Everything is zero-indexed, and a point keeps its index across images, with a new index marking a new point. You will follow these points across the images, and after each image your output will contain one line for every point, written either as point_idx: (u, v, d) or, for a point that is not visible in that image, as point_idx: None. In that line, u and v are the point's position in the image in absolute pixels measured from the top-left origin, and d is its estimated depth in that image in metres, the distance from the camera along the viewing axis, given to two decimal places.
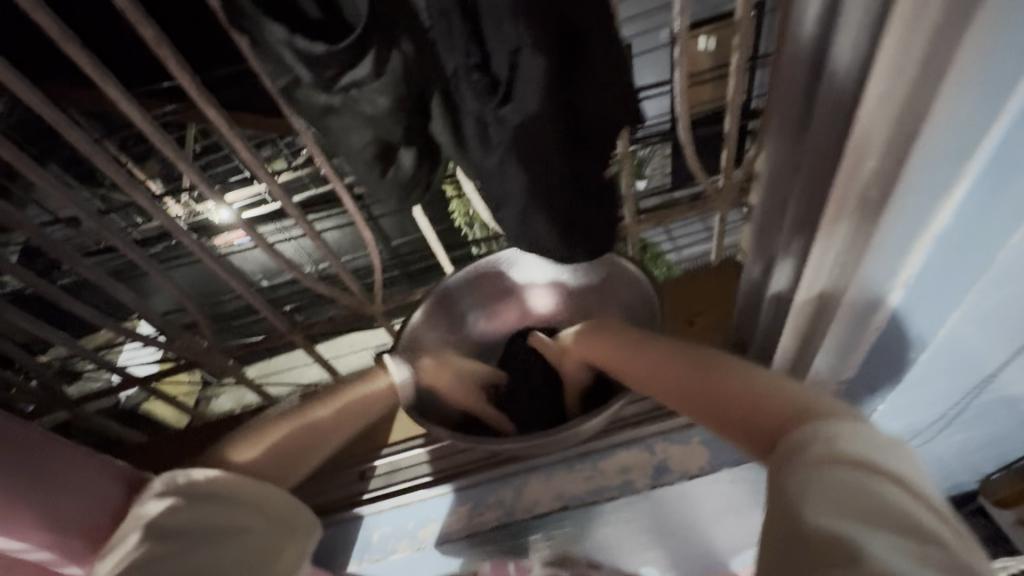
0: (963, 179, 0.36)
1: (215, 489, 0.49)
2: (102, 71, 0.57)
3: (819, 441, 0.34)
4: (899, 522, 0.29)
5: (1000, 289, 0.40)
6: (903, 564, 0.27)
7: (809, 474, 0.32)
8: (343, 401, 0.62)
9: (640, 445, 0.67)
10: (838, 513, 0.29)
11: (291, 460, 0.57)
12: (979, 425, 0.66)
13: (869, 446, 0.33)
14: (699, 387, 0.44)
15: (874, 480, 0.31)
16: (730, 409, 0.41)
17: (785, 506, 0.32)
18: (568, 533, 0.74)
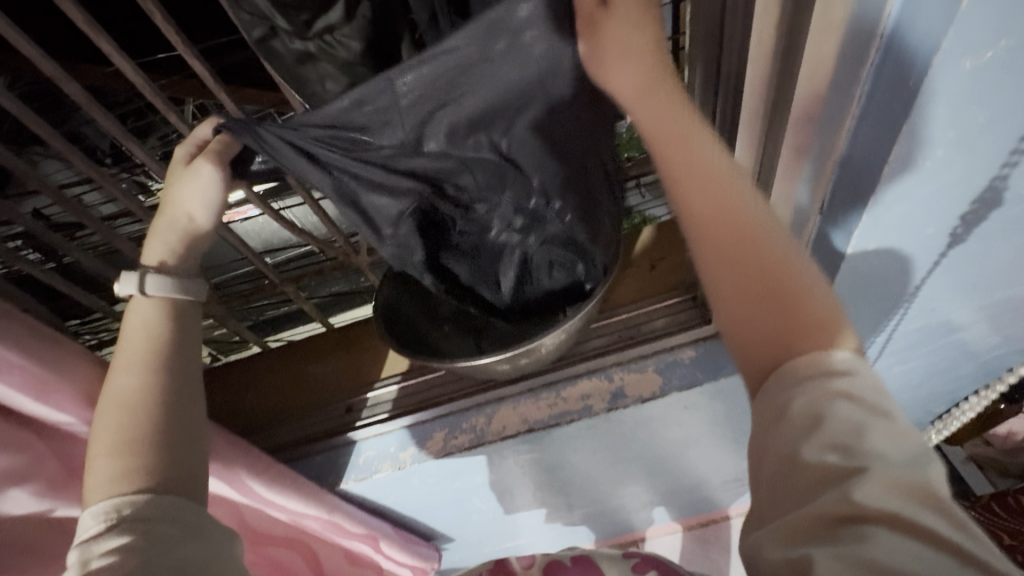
0: (853, 104, 0.41)
1: (150, 508, 0.41)
2: (94, 24, 0.61)
3: (822, 371, 0.32)
4: (890, 459, 0.28)
5: (887, 211, 0.45)
6: (893, 505, 0.27)
7: (802, 403, 0.31)
8: (124, 356, 0.49)
9: (599, 373, 0.74)
10: (832, 449, 0.29)
11: (180, 419, 0.47)
12: (912, 354, 0.72)
13: (865, 382, 0.32)
14: (760, 268, 0.35)
15: (870, 415, 0.30)
16: (778, 319, 0.34)
17: (776, 434, 0.31)
18: (540, 458, 0.82)
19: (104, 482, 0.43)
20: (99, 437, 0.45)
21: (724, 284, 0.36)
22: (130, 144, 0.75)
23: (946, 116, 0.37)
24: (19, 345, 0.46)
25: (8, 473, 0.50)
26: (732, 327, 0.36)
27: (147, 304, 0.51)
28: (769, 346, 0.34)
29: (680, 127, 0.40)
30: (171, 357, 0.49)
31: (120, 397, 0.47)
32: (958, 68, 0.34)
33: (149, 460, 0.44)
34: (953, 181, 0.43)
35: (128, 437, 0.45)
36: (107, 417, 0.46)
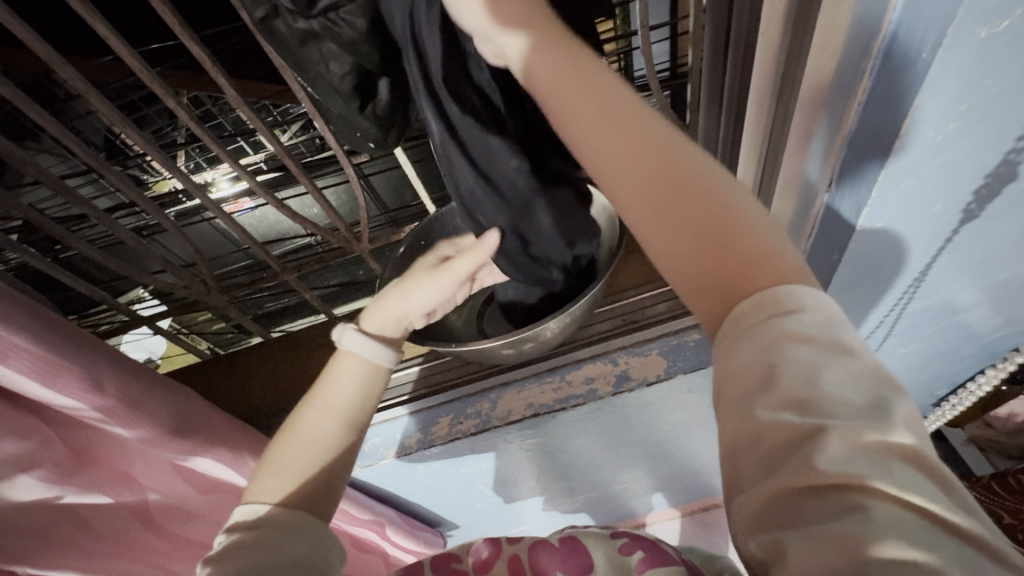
0: (863, 78, 0.40)
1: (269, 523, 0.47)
2: (88, 7, 0.59)
3: (769, 311, 0.31)
4: (845, 406, 0.27)
5: (894, 182, 0.44)
6: (860, 465, 0.25)
7: (752, 355, 0.30)
8: (322, 396, 0.52)
9: (603, 357, 0.74)
10: (789, 407, 0.28)
11: (334, 477, 0.51)
12: (914, 336, 0.72)
13: (814, 319, 0.30)
14: (689, 214, 0.34)
15: (829, 357, 0.29)
16: (724, 272, 0.33)
17: (732, 396, 0.30)
18: (544, 442, 0.82)
19: (260, 492, 0.49)
20: (273, 462, 0.51)
21: (662, 244, 0.35)
22: (129, 131, 0.73)
23: (956, 90, 0.37)
24: (23, 328, 0.46)
25: (14, 459, 0.49)
26: (677, 283, 0.35)
27: (354, 363, 0.53)
28: (721, 293, 0.33)
29: (587, 83, 0.38)
30: (352, 421, 0.52)
31: (303, 429, 0.51)
32: (971, 39, 0.33)
33: (303, 490, 0.50)
34: (963, 155, 0.43)
35: (299, 470, 0.50)
36: (293, 447, 0.51)
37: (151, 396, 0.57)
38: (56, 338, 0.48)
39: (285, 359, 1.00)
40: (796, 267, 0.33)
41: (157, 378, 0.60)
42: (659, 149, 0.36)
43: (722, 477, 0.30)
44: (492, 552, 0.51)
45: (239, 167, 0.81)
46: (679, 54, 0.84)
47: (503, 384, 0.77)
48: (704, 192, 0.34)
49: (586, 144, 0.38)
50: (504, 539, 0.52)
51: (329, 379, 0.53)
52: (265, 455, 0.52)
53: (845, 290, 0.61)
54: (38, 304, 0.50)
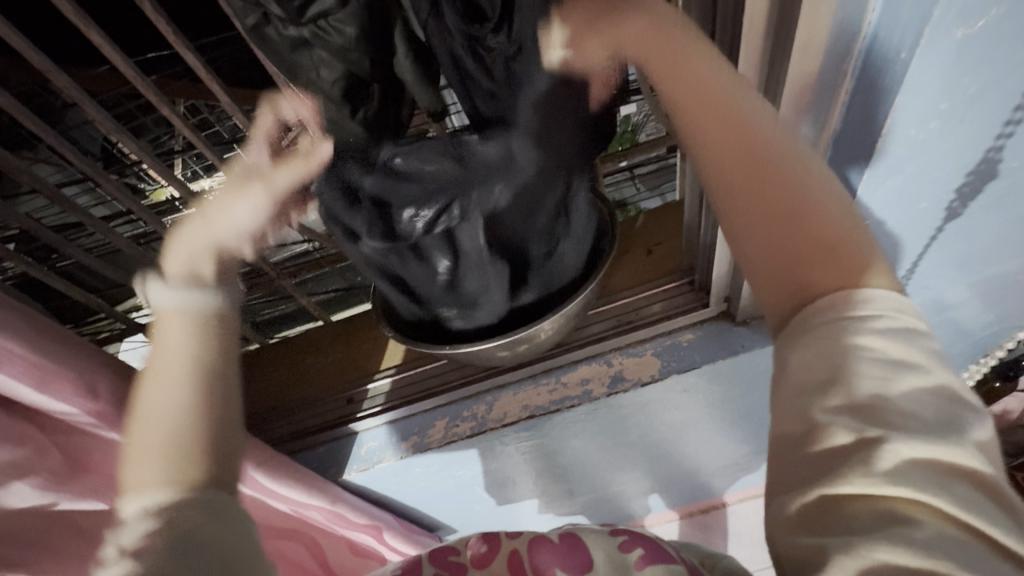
0: (846, 80, 0.40)
1: (176, 502, 0.40)
2: (83, 15, 0.60)
3: (849, 310, 0.32)
4: (915, 412, 0.28)
5: (886, 178, 0.45)
6: (918, 478, 0.26)
7: (817, 352, 0.31)
8: (159, 364, 0.46)
9: (599, 358, 0.75)
10: (851, 410, 0.29)
11: (213, 440, 0.44)
12: None
13: (891, 328, 0.31)
14: (783, 199, 0.36)
15: (898, 369, 0.29)
16: (802, 261, 0.35)
17: (789, 395, 0.31)
18: (541, 445, 0.82)
19: (140, 482, 0.42)
20: (134, 447, 0.44)
21: (751, 223, 0.37)
22: (124, 138, 0.74)
23: (938, 88, 0.38)
24: (18, 334, 0.46)
25: (10, 466, 0.50)
26: (756, 263, 0.37)
27: (178, 312, 0.47)
28: (797, 281, 0.35)
29: (692, 67, 0.40)
30: (197, 373, 0.45)
31: (145, 402, 0.45)
32: (950, 38, 0.34)
33: (181, 458, 0.43)
34: (947, 153, 0.43)
35: (168, 445, 0.43)
36: (144, 424, 0.44)
37: None
38: (49, 344, 0.49)
39: (280, 364, 1.01)
40: (878, 270, 0.34)
41: None
42: (762, 133, 0.37)
43: (766, 477, 0.31)
44: (491, 546, 0.51)
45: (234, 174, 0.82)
46: None
47: (499, 387, 0.78)
48: (797, 180, 0.36)
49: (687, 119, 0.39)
50: (503, 534, 0.52)
51: (153, 342, 0.47)
52: (123, 451, 0.45)
53: None
54: (32, 311, 0.50)
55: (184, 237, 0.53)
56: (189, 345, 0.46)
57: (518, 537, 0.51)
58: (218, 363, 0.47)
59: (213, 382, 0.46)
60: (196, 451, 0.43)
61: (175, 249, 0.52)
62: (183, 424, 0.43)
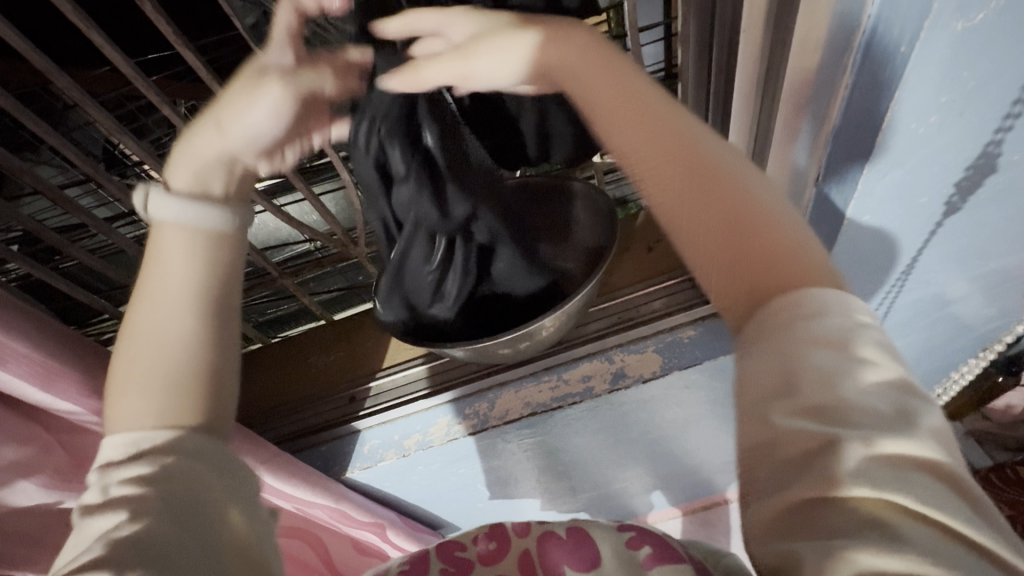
0: (845, 74, 0.40)
1: (175, 448, 0.38)
2: (83, 16, 0.60)
3: (801, 311, 0.31)
4: (869, 412, 0.27)
5: (888, 173, 0.45)
6: (880, 476, 0.26)
7: (770, 357, 0.31)
8: (155, 293, 0.42)
9: (600, 355, 0.75)
10: (807, 414, 0.28)
11: (216, 378, 0.42)
12: (908, 328, 0.73)
13: (841, 321, 0.31)
14: (723, 208, 0.35)
15: (848, 363, 0.29)
16: (750, 266, 0.34)
17: (749, 400, 0.31)
18: (543, 442, 0.83)
19: (132, 418, 0.39)
20: (123, 380, 0.41)
21: (693, 236, 0.36)
22: (125, 138, 0.74)
23: (936, 82, 0.37)
24: (23, 334, 0.47)
25: (14, 465, 0.50)
26: (706, 273, 0.35)
27: (177, 232, 0.43)
28: (749, 289, 0.34)
29: (619, 85, 0.40)
30: (200, 303, 0.43)
31: (135, 333, 0.42)
32: (949, 32, 0.34)
33: (179, 394, 0.40)
34: (947, 148, 0.43)
35: (164, 378, 0.40)
36: (137, 353, 0.41)
37: None
38: (53, 344, 0.49)
39: (283, 364, 1.01)
40: (826, 273, 0.33)
41: None
42: (692, 141, 0.37)
43: (738, 482, 0.31)
44: (500, 544, 0.51)
45: None
46: (671, 56, 0.86)
47: (501, 385, 0.78)
48: (734, 189, 0.35)
49: (623, 139, 0.39)
50: (512, 532, 0.52)
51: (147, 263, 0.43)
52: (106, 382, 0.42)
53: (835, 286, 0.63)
54: (36, 311, 0.50)
55: (190, 142, 0.45)
56: (192, 266, 0.43)
57: (527, 534, 0.51)
58: (224, 290, 0.44)
59: (217, 310, 0.43)
60: (197, 387, 0.41)
61: (179, 157, 0.45)
62: (186, 356, 0.41)
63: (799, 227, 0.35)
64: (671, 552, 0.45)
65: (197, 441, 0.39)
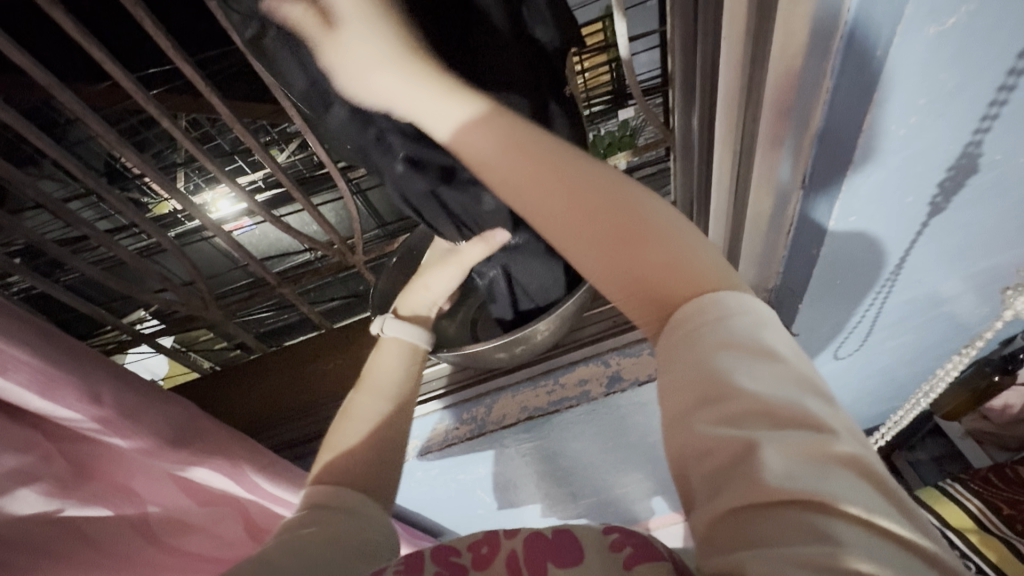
0: (824, 79, 0.42)
1: (332, 502, 0.53)
2: (82, 31, 0.61)
3: (711, 317, 0.32)
4: (779, 410, 0.28)
5: (873, 172, 0.46)
6: (800, 471, 0.26)
7: (686, 369, 0.31)
8: (376, 382, 0.62)
9: (595, 358, 0.75)
10: (726, 420, 0.29)
11: (382, 466, 0.57)
12: (903, 327, 0.74)
13: (746, 323, 0.32)
14: (619, 231, 0.36)
15: (759, 363, 0.30)
16: (657, 278, 0.35)
17: (675, 411, 0.32)
18: (542, 447, 0.83)
19: (326, 475, 0.56)
20: (333, 450, 0.58)
21: (599, 264, 0.37)
22: (126, 151, 0.75)
23: (913, 84, 0.39)
24: (24, 342, 0.47)
25: (16, 473, 0.51)
26: (623, 293, 0.36)
27: (394, 344, 0.66)
28: (661, 302, 0.35)
29: (511, 129, 0.41)
30: (397, 398, 0.61)
31: (350, 417, 0.60)
32: (921, 34, 0.35)
33: (360, 469, 0.56)
34: (924, 149, 0.44)
35: (356, 452, 0.57)
36: (349, 427, 0.59)
37: (146, 407, 0.58)
38: (52, 352, 0.50)
39: (283, 372, 1.02)
40: (720, 272, 0.35)
41: (154, 389, 0.61)
42: (578, 174, 0.38)
43: (678, 484, 0.32)
44: (491, 548, 0.51)
45: (238, 188, 0.84)
46: (664, 63, 0.89)
47: (498, 390, 0.78)
48: (627, 208, 0.36)
49: (520, 190, 0.39)
50: (503, 535, 0.51)
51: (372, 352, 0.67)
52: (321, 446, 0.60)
53: (823, 289, 0.64)
54: (37, 320, 0.51)
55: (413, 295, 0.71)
56: (395, 367, 0.64)
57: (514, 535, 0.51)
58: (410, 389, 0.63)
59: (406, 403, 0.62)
60: (372, 467, 0.57)
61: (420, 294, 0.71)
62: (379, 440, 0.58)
63: (693, 231, 0.37)
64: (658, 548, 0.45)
65: (361, 515, 0.53)
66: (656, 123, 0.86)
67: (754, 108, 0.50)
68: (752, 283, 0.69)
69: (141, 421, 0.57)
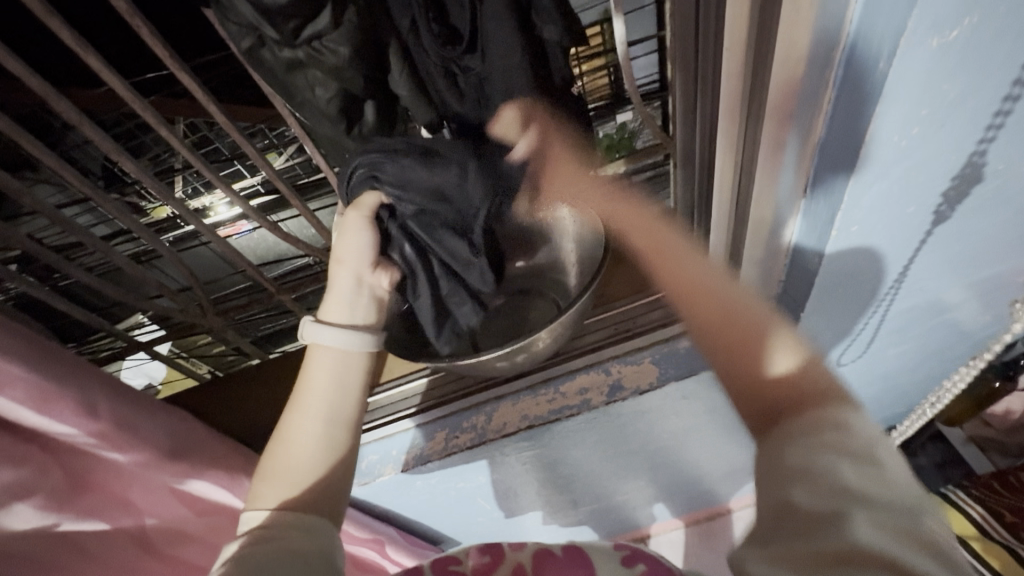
0: (827, 89, 0.42)
1: (275, 524, 0.47)
2: (79, 39, 0.61)
3: (827, 424, 0.33)
4: (882, 502, 0.29)
5: (875, 184, 0.46)
6: (894, 549, 0.26)
7: (790, 455, 0.32)
8: (318, 399, 0.56)
9: (596, 367, 0.75)
10: (820, 493, 0.29)
11: (326, 495, 0.52)
12: (905, 335, 0.73)
13: (858, 434, 0.33)
14: (751, 337, 0.38)
15: (861, 464, 0.31)
16: (774, 388, 0.36)
17: (770, 487, 0.32)
18: (542, 455, 0.82)
19: (262, 501, 0.50)
20: (270, 473, 0.52)
21: (725, 363, 0.38)
22: (123, 159, 0.75)
23: (914, 95, 0.38)
24: (16, 357, 0.47)
25: (13, 487, 0.50)
26: (739, 392, 0.37)
27: (334, 356, 0.60)
28: (775, 408, 0.36)
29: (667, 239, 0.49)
30: (348, 422, 0.56)
31: (290, 439, 0.54)
32: (925, 47, 0.35)
33: (304, 495, 0.51)
34: (927, 159, 0.44)
35: (300, 476, 0.52)
36: (292, 450, 0.54)
37: (139, 420, 0.57)
38: (45, 366, 0.49)
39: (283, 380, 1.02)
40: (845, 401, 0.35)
41: (147, 400, 0.61)
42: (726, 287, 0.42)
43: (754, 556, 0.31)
44: (494, 558, 0.51)
45: (232, 193, 0.83)
46: (662, 68, 0.90)
47: (498, 399, 0.78)
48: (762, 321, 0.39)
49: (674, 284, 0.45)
50: (507, 548, 0.52)
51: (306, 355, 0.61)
52: (257, 468, 0.54)
53: (825, 299, 0.63)
54: (30, 333, 0.51)
55: (337, 291, 0.65)
56: (342, 381, 0.59)
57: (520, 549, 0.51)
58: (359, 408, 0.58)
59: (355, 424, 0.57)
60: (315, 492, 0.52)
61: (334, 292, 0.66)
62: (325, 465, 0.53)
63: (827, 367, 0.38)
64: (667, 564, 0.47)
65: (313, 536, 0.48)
66: (655, 129, 0.86)
67: (754, 116, 0.50)
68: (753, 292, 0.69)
69: (135, 433, 0.56)
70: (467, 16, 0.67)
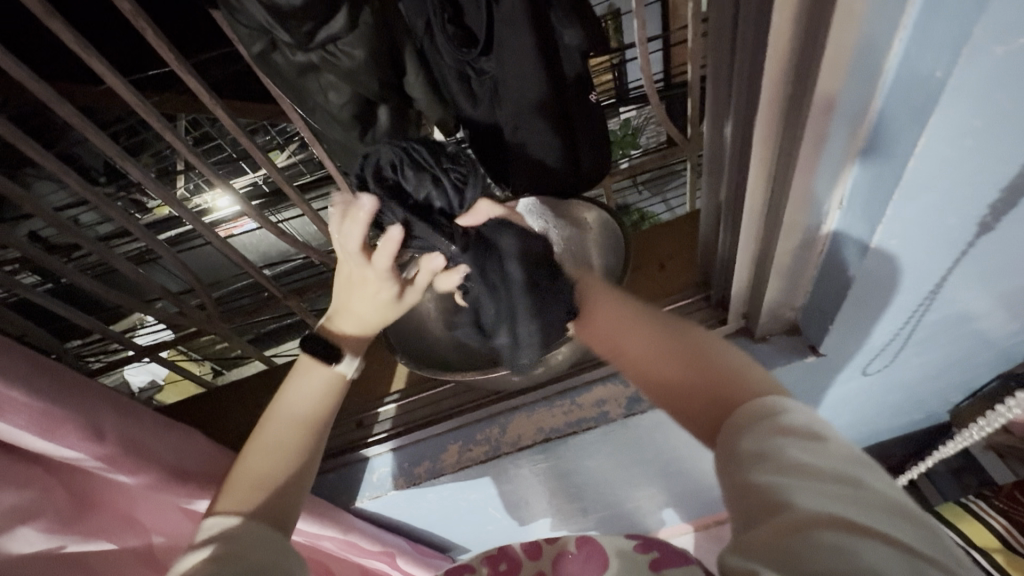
0: (874, 98, 0.40)
1: (240, 533, 0.48)
2: (81, 40, 0.58)
3: (767, 413, 0.39)
4: (829, 472, 0.35)
5: (921, 196, 0.43)
6: (835, 511, 0.32)
7: (749, 446, 0.38)
8: (291, 406, 0.57)
9: (614, 378, 0.73)
10: (777, 472, 0.35)
11: (283, 509, 0.53)
12: (930, 346, 0.71)
13: (794, 413, 0.39)
14: (687, 360, 0.47)
15: (806, 441, 0.37)
16: (710, 393, 0.44)
17: (734, 475, 0.38)
18: (556, 466, 0.81)
19: (226, 510, 0.51)
20: (237, 478, 0.54)
21: (671, 386, 0.47)
22: (127, 163, 0.72)
23: (970, 106, 0.36)
24: (20, 382, 0.45)
25: (15, 512, 0.48)
26: (679, 406, 0.46)
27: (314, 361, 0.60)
28: (717, 410, 0.43)
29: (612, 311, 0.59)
30: (317, 428, 0.58)
31: (264, 445, 0.56)
32: (988, 54, 0.32)
33: (267, 506, 0.52)
34: (974, 171, 0.42)
35: (268, 484, 0.53)
36: (264, 457, 0.55)
37: (146, 439, 0.56)
38: (47, 389, 0.47)
39: None
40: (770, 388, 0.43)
41: (151, 417, 0.59)
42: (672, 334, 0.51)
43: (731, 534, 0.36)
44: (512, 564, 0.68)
45: (232, 192, 0.80)
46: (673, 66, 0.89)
47: (515, 412, 0.76)
48: (693, 345, 0.48)
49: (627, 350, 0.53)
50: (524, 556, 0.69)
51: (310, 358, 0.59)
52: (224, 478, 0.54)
53: (855, 314, 0.61)
54: (31, 353, 0.49)
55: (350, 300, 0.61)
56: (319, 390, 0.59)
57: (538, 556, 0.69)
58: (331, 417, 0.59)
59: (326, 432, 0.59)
60: (276, 506, 0.52)
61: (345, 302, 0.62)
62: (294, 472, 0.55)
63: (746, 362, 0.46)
64: (674, 557, 0.64)
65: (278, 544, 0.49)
66: (671, 130, 0.84)
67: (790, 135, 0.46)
68: (778, 301, 0.67)
69: (140, 452, 0.54)
70: (482, 16, 0.64)
